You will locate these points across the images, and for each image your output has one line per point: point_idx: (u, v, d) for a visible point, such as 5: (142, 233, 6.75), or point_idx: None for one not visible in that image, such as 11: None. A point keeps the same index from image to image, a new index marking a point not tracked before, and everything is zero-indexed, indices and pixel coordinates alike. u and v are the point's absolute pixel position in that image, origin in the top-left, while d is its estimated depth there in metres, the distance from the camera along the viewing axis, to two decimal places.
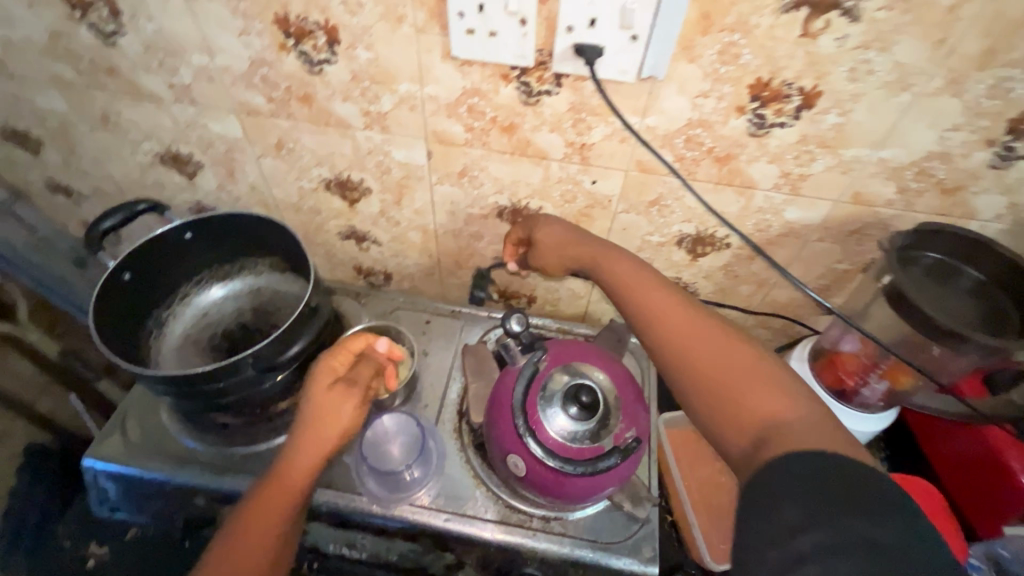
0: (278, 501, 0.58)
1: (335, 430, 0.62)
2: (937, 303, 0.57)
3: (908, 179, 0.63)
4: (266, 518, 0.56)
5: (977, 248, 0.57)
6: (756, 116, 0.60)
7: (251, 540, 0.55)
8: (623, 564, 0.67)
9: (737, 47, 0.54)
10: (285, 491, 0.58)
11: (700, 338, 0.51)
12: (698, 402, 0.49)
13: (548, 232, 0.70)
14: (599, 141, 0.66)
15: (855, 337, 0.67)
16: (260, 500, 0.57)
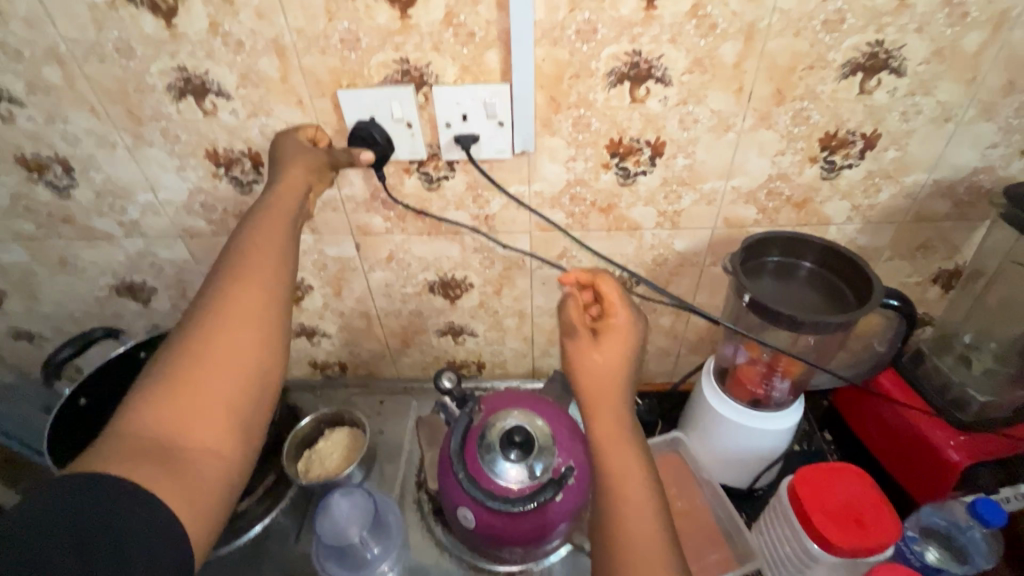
0: (266, 267, 0.55)
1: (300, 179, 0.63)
2: (786, 299, 0.66)
3: (763, 200, 0.74)
4: (249, 297, 0.52)
5: (802, 244, 0.67)
6: (620, 168, 0.71)
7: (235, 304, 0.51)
8: None
9: (586, 118, 0.66)
10: (265, 264, 0.55)
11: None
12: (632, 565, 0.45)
13: (604, 350, 0.56)
14: (499, 211, 0.76)
15: (744, 349, 0.74)
16: (239, 279, 0.53)
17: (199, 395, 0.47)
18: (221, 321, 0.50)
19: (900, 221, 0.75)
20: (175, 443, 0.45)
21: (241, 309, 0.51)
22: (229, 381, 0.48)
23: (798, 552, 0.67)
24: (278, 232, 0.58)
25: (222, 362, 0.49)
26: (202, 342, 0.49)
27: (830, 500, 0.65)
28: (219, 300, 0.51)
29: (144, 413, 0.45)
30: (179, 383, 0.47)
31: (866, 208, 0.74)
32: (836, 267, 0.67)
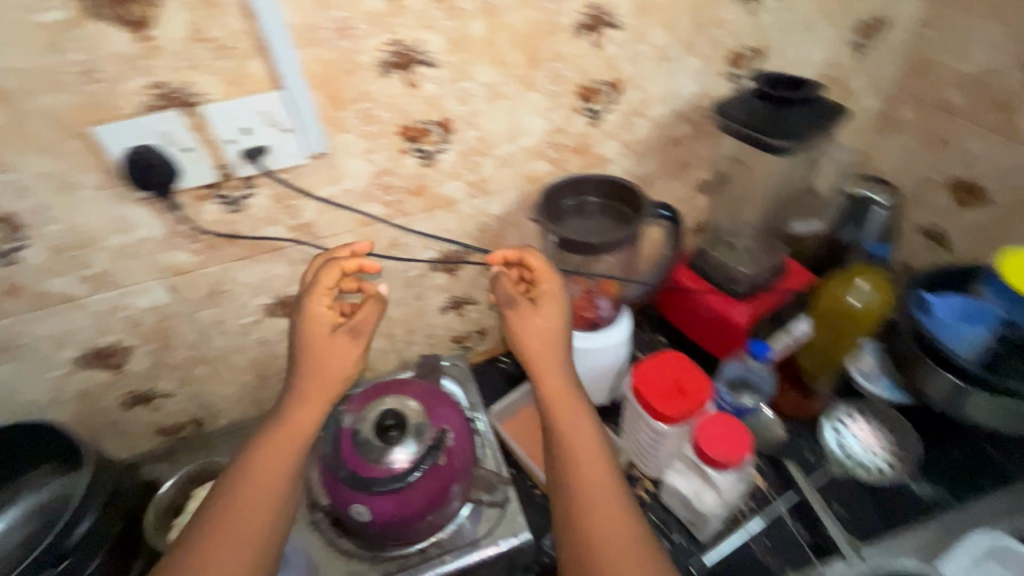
0: (291, 432, 0.63)
1: (342, 365, 0.68)
2: (585, 231, 0.77)
3: (550, 153, 0.84)
4: (273, 460, 0.61)
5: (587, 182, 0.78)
6: (419, 151, 0.76)
7: (267, 456, 0.61)
8: (498, 549, 0.74)
9: (371, 109, 0.69)
10: (293, 442, 0.63)
11: (625, 552, 0.55)
12: (579, 500, 0.59)
13: (543, 314, 0.71)
14: (315, 216, 0.76)
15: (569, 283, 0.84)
16: (273, 439, 0.63)
17: (228, 533, 0.57)
18: (254, 478, 0.60)
19: (659, 148, 0.91)
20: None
21: (269, 461, 0.61)
22: (253, 524, 0.58)
23: (651, 435, 0.79)
24: (308, 412, 0.65)
25: (249, 522, 0.57)
26: (243, 483, 0.60)
27: (659, 382, 0.78)
28: (256, 458, 0.61)
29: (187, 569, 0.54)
30: (217, 544, 0.56)
31: (632, 143, 0.89)
32: (617, 195, 0.79)
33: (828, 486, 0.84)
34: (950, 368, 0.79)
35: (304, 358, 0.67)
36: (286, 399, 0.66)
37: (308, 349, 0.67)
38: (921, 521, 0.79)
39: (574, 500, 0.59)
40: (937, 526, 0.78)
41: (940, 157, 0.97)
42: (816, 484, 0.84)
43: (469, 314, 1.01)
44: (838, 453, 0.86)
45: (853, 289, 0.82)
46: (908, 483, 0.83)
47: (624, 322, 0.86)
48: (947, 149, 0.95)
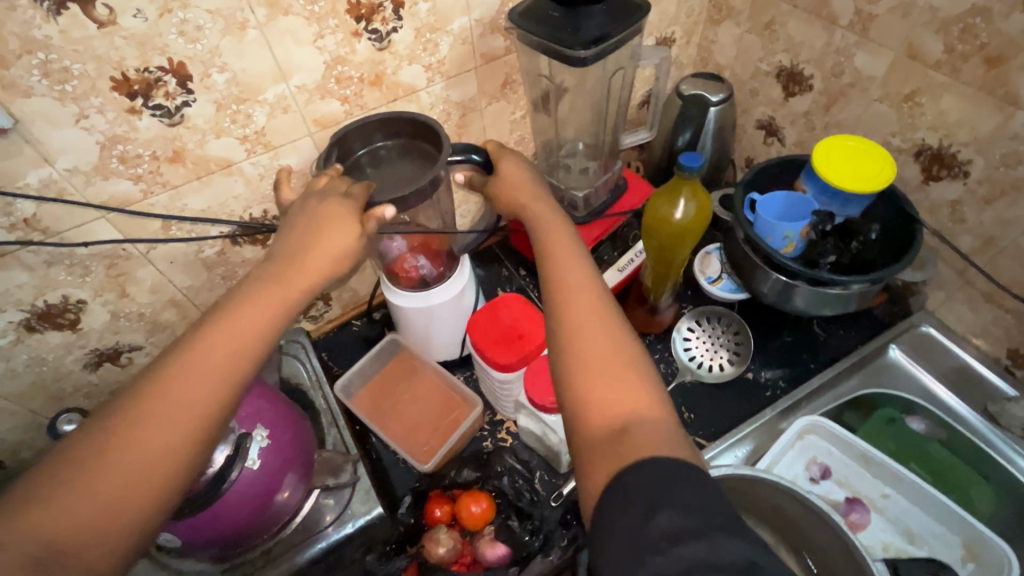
0: (257, 309, 0.50)
1: (339, 234, 0.57)
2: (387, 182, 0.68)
3: (338, 89, 0.71)
4: (245, 324, 0.49)
5: (373, 126, 0.70)
6: (154, 108, 0.60)
7: (223, 334, 0.47)
8: (349, 530, 0.70)
9: (56, 62, 0.53)
10: (252, 317, 0.50)
11: (606, 361, 0.47)
12: (585, 343, 0.49)
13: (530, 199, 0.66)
14: (37, 208, 0.61)
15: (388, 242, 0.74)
16: (256, 298, 0.51)
17: (167, 400, 0.43)
18: (210, 351, 0.46)
19: (474, 67, 0.81)
20: (73, 544, 0.37)
21: (220, 335, 0.47)
22: (197, 397, 0.44)
23: (497, 386, 0.76)
24: (271, 297, 0.52)
25: (188, 399, 0.44)
26: (187, 352, 0.46)
27: (495, 330, 0.74)
28: (212, 324, 0.48)
29: (80, 445, 0.41)
30: (144, 413, 0.42)
31: (438, 65, 0.77)
32: (411, 134, 0.71)
33: (677, 394, 0.86)
34: (774, 267, 0.82)
35: (282, 251, 0.56)
36: (265, 270, 0.54)
37: (299, 232, 0.57)
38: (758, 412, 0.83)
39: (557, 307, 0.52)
40: (771, 415, 0.81)
41: (768, 44, 0.93)
42: (666, 394, 0.86)
43: None
44: (686, 359, 0.88)
45: (673, 202, 0.73)
46: (748, 373, 0.87)
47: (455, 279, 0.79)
48: (772, 35, 0.92)
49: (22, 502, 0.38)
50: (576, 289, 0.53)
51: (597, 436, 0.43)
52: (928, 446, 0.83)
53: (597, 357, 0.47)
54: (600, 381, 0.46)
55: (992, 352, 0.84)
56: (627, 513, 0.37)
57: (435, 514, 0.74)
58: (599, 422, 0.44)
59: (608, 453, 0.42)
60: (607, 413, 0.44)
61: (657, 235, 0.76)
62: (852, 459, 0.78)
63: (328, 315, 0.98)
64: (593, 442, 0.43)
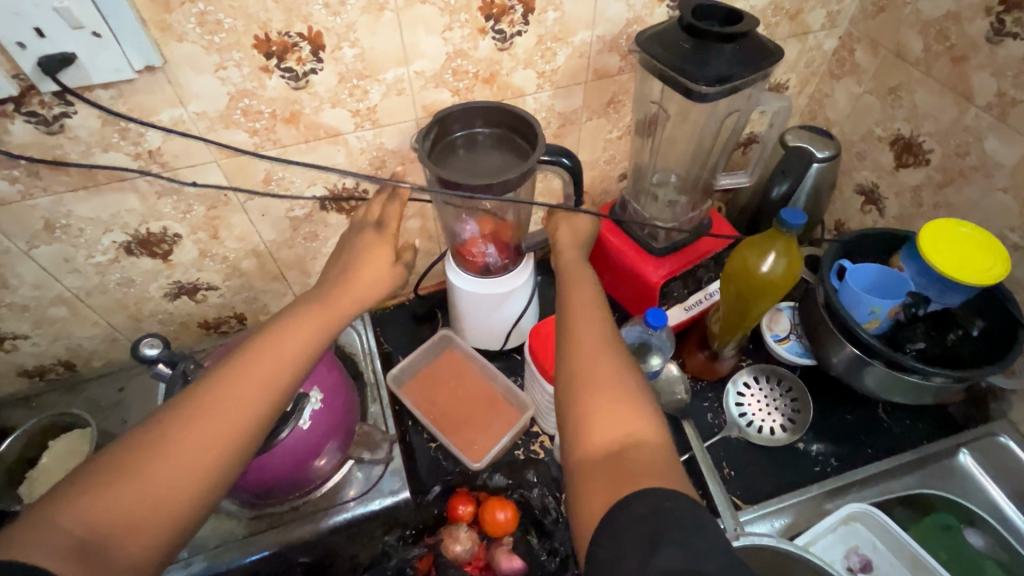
0: (304, 336, 0.56)
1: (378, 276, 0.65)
2: (477, 169, 0.68)
3: (452, 81, 0.73)
4: (287, 350, 0.54)
5: (472, 112, 0.69)
6: (284, 71, 0.63)
7: (270, 358, 0.52)
8: (376, 506, 0.72)
9: (211, 14, 0.56)
10: (305, 335, 0.56)
11: (610, 380, 0.52)
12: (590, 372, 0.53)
13: (565, 235, 0.77)
14: (162, 144, 0.65)
15: (471, 222, 0.75)
16: (298, 321, 0.56)
17: (215, 416, 0.48)
18: (260, 363, 0.51)
19: (584, 81, 0.81)
20: (119, 527, 0.41)
21: (268, 359, 0.52)
22: (240, 416, 0.49)
23: (545, 400, 0.76)
24: (317, 325, 0.57)
25: (245, 400, 0.49)
26: (238, 370, 0.51)
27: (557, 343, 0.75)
28: (261, 346, 0.53)
29: (132, 444, 0.45)
30: (193, 418, 0.47)
31: (550, 74, 0.78)
32: (506, 126, 0.70)
33: (720, 447, 0.83)
34: (851, 339, 0.78)
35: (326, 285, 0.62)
36: (311, 297, 0.60)
37: (349, 265, 0.65)
38: (804, 485, 0.79)
39: (568, 355, 0.55)
40: (816, 492, 0.77)
41: (889, 110, 0.89)
42: (709, 445, 0.83)
43: None
44: (735, 414, 0.85)
45: (763, 253, 0.71)
46: (799, 443, 0.83)
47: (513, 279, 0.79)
48: (896, 100, 0.87)
49: (94, 476, 0.43)
50: (587, 323, 0.58)
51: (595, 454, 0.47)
52: (982, 563, 0.77)
53: (593, 402, 0.50)
54: (597, 417, 0.49)
55: None
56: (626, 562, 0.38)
57: (459, 510, 0.76)
58: (598, 447, 0.47)
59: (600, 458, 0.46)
60: (605, 439, 0.48)
61: (739, 283, 0.74)
62: (900, 560, 0.74)
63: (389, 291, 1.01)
64: (596, 466, 0.46)
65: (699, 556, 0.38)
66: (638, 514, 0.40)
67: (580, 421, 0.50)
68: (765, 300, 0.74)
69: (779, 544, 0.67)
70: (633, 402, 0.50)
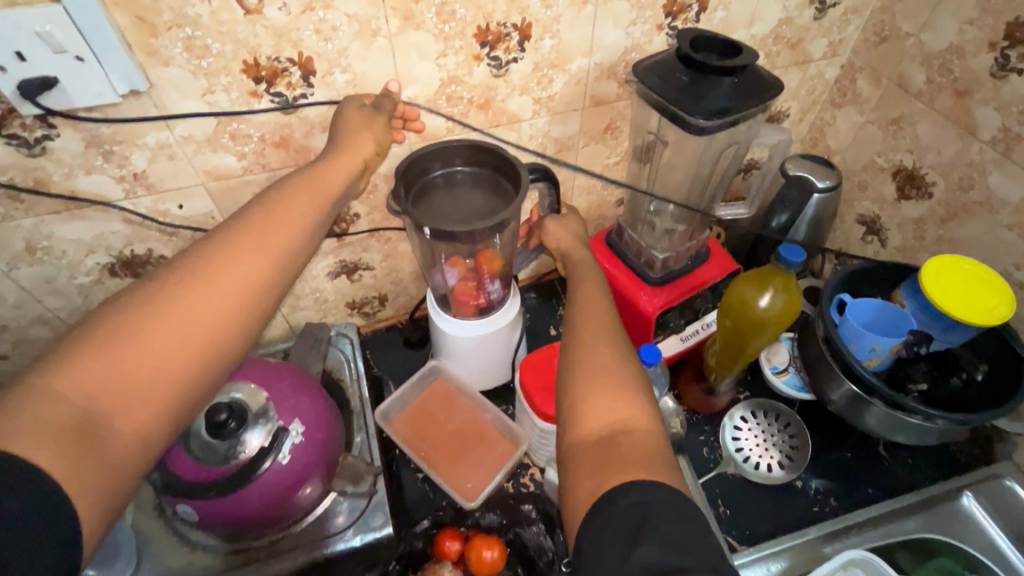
0: (289, 211, 0.53)
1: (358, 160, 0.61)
2: (457, 212, 0.67)
3: (446, 107, 0.72)
4: (275, 231, 0.51)
5: (451, 151, 0.68)
6: (274, 95, 0.62)
7: (257, 239, 0.49)
8: (357, 541, 0.69)
9: (199, 39, 0.55)
10: (291, 217, 0.52)
11: (608, 371, 0.49)
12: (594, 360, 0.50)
13: (561, 238, 0.74)
14: (147, 166, 0.64)
15: (450, 270, 0.74)
16: (285, 202, 0.53)
17: (203, 294, 0.45)
18: (245, 247, 0.48)
19: (581, 108, 0.79)
20: (109, 400, 0.40)
21: (256, 238, 0.49)
22: (231, 298, 0.46)
23: (536, 433, 0.74)
24: (302, 207, 0.54)
25: (232, 278, 0.47)
26: (224, 250, 0.48)
27: (548, 376, 0.72)
28: (244, 222, 0.50)
29: (113, 321, 0.42)
30: (177, 300, 0.44)
31: (547, 100, 0.76)
32: (487, 164, 0.69)
33: (715, 484, 0.81)
34: (851, 377, 0.75)
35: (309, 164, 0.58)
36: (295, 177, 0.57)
37: (333, 148, 0.61)
38: (801, 527, 0.76)
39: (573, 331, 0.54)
40: (814, 535, 0.75)
41: (891, 141, 0.88)
42: (704, 482, 0.81)
43: (366, 280, 0.92)
44: (732, 450, 0.82)
45: (760, 289, 0.69)
46: (796, 481, 0.81)
47: (498, 320, 0.77)
48: (898, 132, 0.86)
49: (73, 349, 0.41)
50: (592, 314, 0.56)
51: (588, 437, 0.44)
52: None
53: (591, 392, 0.47)
54: (591, 399, 0.46)
55: None
56: (607, 556, 0.36)
57: (446, 547, 0.74)
58: (597, 427, 0.45)
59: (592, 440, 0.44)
60: (601, 422, 0.45)
61: (737, 319, 0.72)
62: None
63: (381, 313, 0.99)
64: (585, 452, 0.44)
65: (680, 553, 0.35)
66: (625, 508, 0.38)
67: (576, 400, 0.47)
68: (763, 337, 0.72)
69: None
70: (630, 391, 0.47)
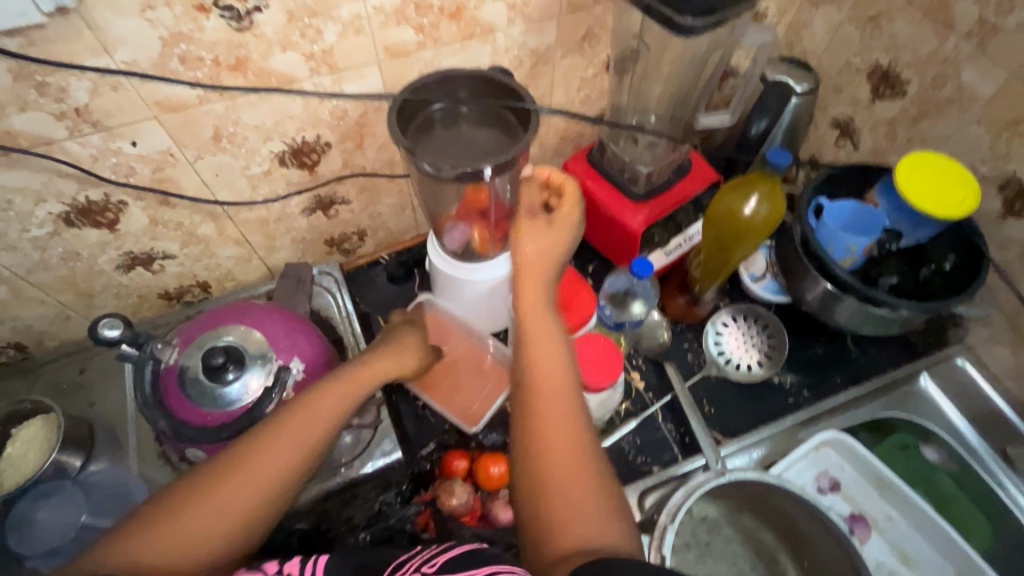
0: (326, 410, 0.56)
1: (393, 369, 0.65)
2: (462, 151, 0.64)
3: (415, 17, 0.66)
4: (309, 416, 0.54)
5: (450, 83, 0.64)
6: (223, 9, 0.56)
7: (291, 428, 0.53)
8: (368, 468, 0.72)
9: None
10: (319, 413, 0.55)
11: (574, 470, 0.49)
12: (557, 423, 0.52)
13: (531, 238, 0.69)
14: (90, 99, 0.57)
15: (455, 235, 0.76)
16: (328, 390, 0.58)
17: (234, 482, 0.49)
18: (284, 433, 0.53)
19: (558, 14, 0.74)
20: (149, 570, 0.45)
21: (288, 427, 0.53)
22: (259, 485, 0.50)
23: None
24: (343, 397, 0.58)
25: (264, 470, 0.50)
26: (261, 437, 0.52)
27: None
28: (283, 414, 0.54)
29: (165, 505, 0.48)
30: (217, 478, 0.50)
31: (522, 7, 0.71)
32: (488, 95, 0.65)
33: (700, 386, 0.86)
34: (827, 276, 0.79)
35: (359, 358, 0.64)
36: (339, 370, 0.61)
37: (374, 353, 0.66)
38: (778, 417, 0.83)
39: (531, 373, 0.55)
40: (792, 424, 0.83)
41: (868, 40, 0.87)
42: (689, 386, 0.86)
43: (342, 216, 0.88)
44: (714, 354, 0.87)
45: (746, 196, 0.70)
46: (774, 378, 0.86)
47: (470, 270, 0.75)
48: (875, 29, 0.85)
49: (133, 526, 0.47)
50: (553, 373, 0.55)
51: (561, 549, 0.45)
52: (936, 475, 0.83)
53: (559, 488, 0.48)
54: (558, 505, 0.47)
55: (1020, 397, 0.82)
56: None
57: (453, 466, 0.76)
58: (573, 536, 0.46)
59: (564, 551, 0.45)
60: (581, 540, 0.45)
61: (722, 227, 0.73)
62: (864, 479, 0.79)
63: (361, 250, 0.97)
64: (550, 550, 0.45)
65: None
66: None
67: (543, 516, 0.47)
68: (748, 244, 0.74)
69: (829, 510, 0.64)
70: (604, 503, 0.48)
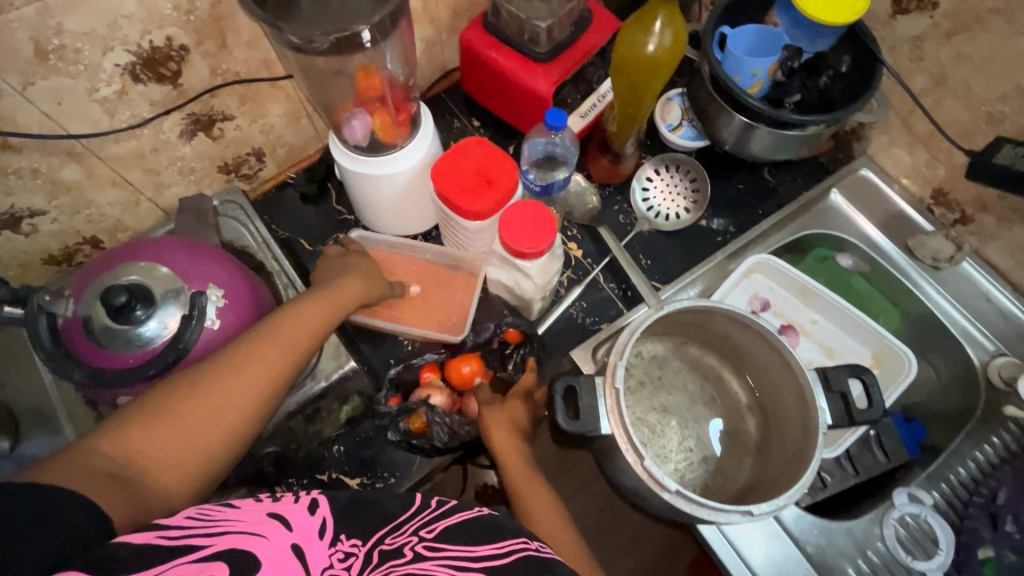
0: (300, 332, 0.58)
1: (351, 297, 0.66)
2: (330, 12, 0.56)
3: None
4: (288, 337, 0.57)
5: None
6: None
7: (271, 345, 0.55)
8: (324, 383, 0.71)
9: None
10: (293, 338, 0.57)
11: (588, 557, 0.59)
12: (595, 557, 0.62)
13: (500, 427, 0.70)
14: None
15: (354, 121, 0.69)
16: (302, 310, 0.60)
17: (218, 395, 0.50)
18: (264, 349, 0.55)
19: None
20: (138, 469, 0.45)
21: (269, 347, 0.55)
22: (243, 397, 0.52)
23: (464, 234, 0.75)
24: (316, 318, 0.61)
25: (248, 385, 0.52)
26: (240, 355, 0.53)
27: (462, 175, 0.69)
28: (257, 332, 0.56)
29: (142, 411, 0.48)
30: (204, 385, 0.50)
31: None
32: None
33: (635, 243, 0.88)
34: (738, 108, 0.79)
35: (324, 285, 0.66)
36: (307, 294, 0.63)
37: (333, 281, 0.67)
38: (708, 256, 0.87)
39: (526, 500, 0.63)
40: (720, 258, 0.86)
41: None
42: (625, 244, 0.88)
43: (229, 136, 0.79)
44: (643, 208, 0.89)
45: (648, 29, 0.68)
46: (701, 222, 0.90)
47: (380, 165, 0.70)
48: None
49: (110, 428, 0.46)
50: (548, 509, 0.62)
51: None
52: (850, 279, 0.93)
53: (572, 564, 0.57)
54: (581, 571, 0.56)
55: (919, 194, 0.88)
56: None
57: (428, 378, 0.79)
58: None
59: None
60: None
61: (629, 69, 0.71)
62: (791, 292, 0.86)
63: (263, 172, 0.89)
64: None
65: None
66: None
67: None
68: (658, 84, 0.73)
69: (757, 318, 0.66)
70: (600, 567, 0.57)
